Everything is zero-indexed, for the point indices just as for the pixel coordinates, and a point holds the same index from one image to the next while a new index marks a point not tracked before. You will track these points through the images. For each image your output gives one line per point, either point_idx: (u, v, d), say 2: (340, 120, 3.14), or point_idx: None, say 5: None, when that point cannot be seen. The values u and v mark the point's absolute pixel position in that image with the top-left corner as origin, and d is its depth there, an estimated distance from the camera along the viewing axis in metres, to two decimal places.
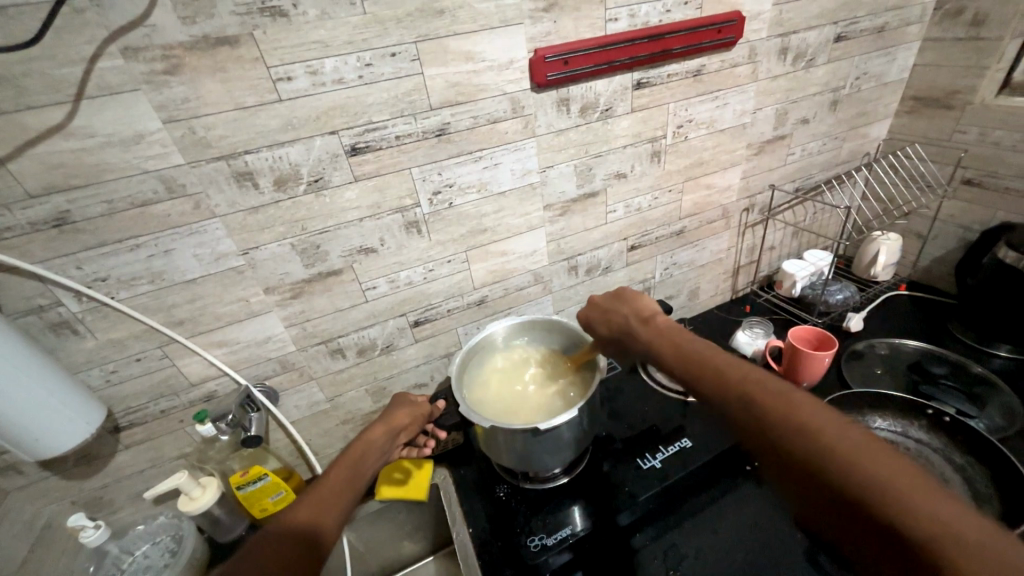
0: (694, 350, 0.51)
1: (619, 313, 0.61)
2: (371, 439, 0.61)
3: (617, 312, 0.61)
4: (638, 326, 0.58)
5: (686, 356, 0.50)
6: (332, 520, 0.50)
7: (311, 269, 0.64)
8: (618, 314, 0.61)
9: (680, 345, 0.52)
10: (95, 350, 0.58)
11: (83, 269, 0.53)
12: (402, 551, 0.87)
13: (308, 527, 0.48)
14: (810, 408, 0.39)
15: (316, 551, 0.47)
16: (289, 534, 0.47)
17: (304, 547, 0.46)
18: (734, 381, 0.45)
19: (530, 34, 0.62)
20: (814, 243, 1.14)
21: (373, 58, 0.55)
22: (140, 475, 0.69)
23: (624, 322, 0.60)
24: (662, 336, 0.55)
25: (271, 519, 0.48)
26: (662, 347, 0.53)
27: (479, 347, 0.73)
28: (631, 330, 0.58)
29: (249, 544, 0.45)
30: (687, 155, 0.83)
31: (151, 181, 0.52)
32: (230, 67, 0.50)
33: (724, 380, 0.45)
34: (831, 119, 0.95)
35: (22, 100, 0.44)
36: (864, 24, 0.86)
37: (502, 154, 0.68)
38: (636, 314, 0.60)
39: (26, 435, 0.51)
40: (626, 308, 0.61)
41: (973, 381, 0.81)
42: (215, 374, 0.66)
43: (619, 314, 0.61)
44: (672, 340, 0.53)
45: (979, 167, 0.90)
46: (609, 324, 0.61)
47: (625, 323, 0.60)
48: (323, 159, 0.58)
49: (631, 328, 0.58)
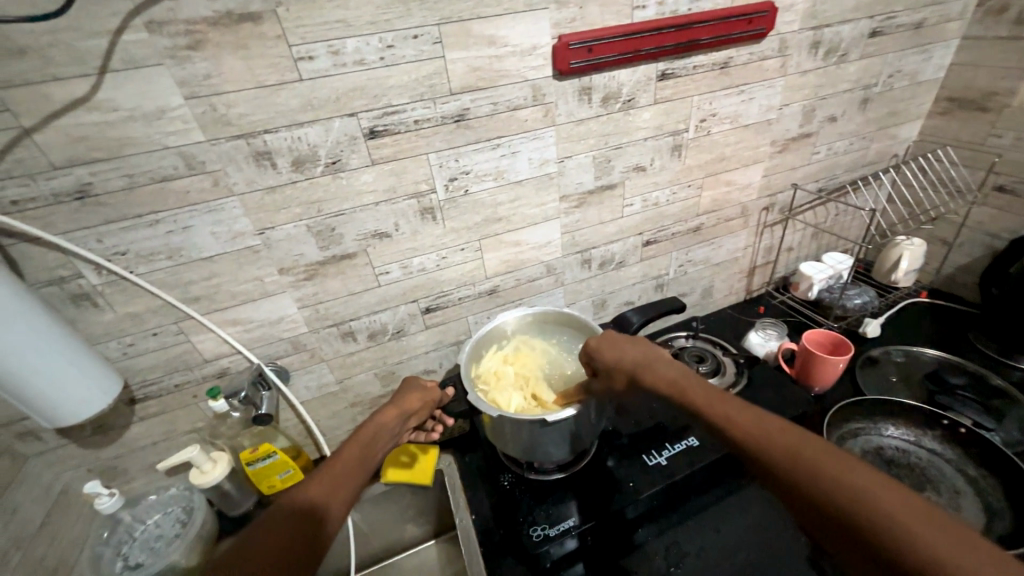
0: (717, 399, 0.50)
1: (629, 352, 0.60)
2: (382, 422, 0.61)
3: (627, 350, 0.60)
4: (652, 367, 0.57)
5: (709, 405, 0.50)
6: (338, 501, 0.51)
7: (325, 251, 0.64)
8: (629, 352, 0.60)
9: (702, 392, 0.52)
10: (113, 323, 0.59)
11: (104, 243, 0.54)
12: (404, 534, 0.88)
13: (315, 508, 0.49)
14: (847, 465, 0.40)
15: (320, 533, 0.47)
16: (295, 512, 0.48)
17: (308, 529, 0.47)
18: (766, 435, 0.44)
19: (555, 19, 0.60)
20: (833, 246, 1.12)
21: (395, 39, 0.54)
22: (154, 447, 0.71)
23: (636, 361, 0.59)
24: (680, 382, 0.54)
25: (283, 495, 0.50)
26: (684, 392, 0.53)
27: (507, 323, 0.75)
28: (644, 370, 0.57)
29: (260, 519, 0.47)
30: (708, 150, 0.82)
31: (172, 157, 0.52)
32: (251, 44, 0.49)
33: (754, 432, 0.45)
34: (860, 118, 0.92)
35: (49, 71, 0.45)
36: (902, 19, 0.83)
37: (521, 142, 0.67)
38: (648, 354, 0.59)
39: (46, 402, 0.52)
40: (638, 347, 0.60)
41: (991, 394, 0.79)
42: (229, 352, 0.67)
43: (628, 352, 0.60)
44: (692, 385, 0.53)
45: (1012, 174, 0.87)
46: (616, 363, 0.60)
47: (637, 362, 0.58)
48: (341, 141, 0.58)
49: (642, 370, 0.57)
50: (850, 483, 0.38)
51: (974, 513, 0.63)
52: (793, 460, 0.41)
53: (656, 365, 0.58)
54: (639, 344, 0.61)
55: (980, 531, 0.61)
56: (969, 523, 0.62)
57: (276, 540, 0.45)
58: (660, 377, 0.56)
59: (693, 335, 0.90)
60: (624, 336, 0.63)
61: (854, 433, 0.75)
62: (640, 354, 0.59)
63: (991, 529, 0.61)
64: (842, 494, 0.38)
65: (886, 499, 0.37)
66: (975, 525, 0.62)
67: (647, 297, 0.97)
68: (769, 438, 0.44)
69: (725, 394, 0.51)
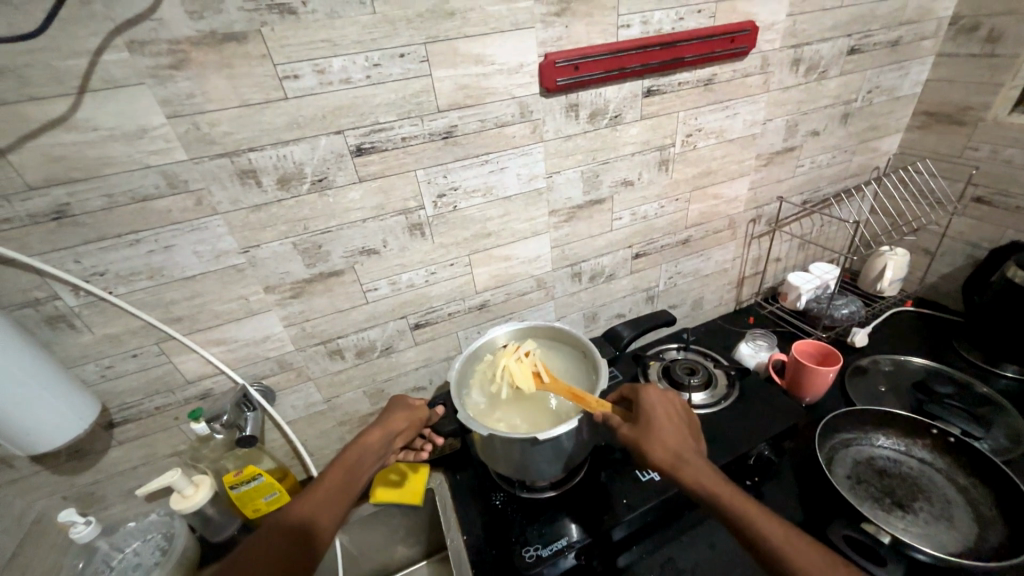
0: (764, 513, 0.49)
1: (670, 427, 0.58)
2: (367, 444, 0.58)
3: (670, 424, 0.58)
4: (691, 454, 0.55)
5: (759, 519, 0.48)
6: (318, 534, 0.48)
7: (312, 268, 0.63)
8: (669, 426, 0.58)
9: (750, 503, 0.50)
10: (92, 344, 0.57)
11: (82, 263, 0.53)
12: (394, 555, 0.86)
13: (296, 538, 0.47)
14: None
15: (302, 565, 0.46)
16: (275, 549, 0.46)
17: (287, 561, 0.45)
18: (823, 572, 0.44)
19: (541, 38, 0.61)
20: (820, 256, 1.13)
21: (381, 58, 0.54)
22: (133, 472, 0.68)
23: (679, 445, 0.56)
24: (724, 483, 0.52)
25: (263, 528, 0.48)
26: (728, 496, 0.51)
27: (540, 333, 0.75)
28: (687, 457, 0.55)
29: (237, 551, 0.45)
30: (695, 164, 0.83)
31: (153, 176, 0.51)
32: (236, 64, 0.49)
33: (812, 567, 0.44)
34: (842, 132, 0.94)
35: (26, 90, 0.44)
36: (878, 37, 0.85)
37: (509, 158, 0.67)
38: (686, 438, 0.57)
39: (17, 429, 0.50)
40: (682, 429, 0.58)
41: (980, 401, 0.80)
42: (212, 372, 0.65)
43: (667, 422, 0.59)
44: (740, 492, 0.51)
45: (990, 185, 0.89)
46: (657, 431, 0.57)
47: (676, 446, 0.56)
48: (328, 159, 0.57)
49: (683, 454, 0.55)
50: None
51: (968, 524, 0.63)
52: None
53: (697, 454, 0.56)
54: (682, 424, 0.59)
55: (974, 543, 0.61)
56: (962, 534, 0.62)
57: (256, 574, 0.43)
58: (703, 472, 0.53)
59: (685, 347, 0.90)
60: (672, 403, 0.61)
61: (846, 444, 0.75)
62: (683, 437, 0.57)
63: (984, 539, 0.61)
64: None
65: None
66: (969, 534, 0.62)
67: (638, 309, 0.97)
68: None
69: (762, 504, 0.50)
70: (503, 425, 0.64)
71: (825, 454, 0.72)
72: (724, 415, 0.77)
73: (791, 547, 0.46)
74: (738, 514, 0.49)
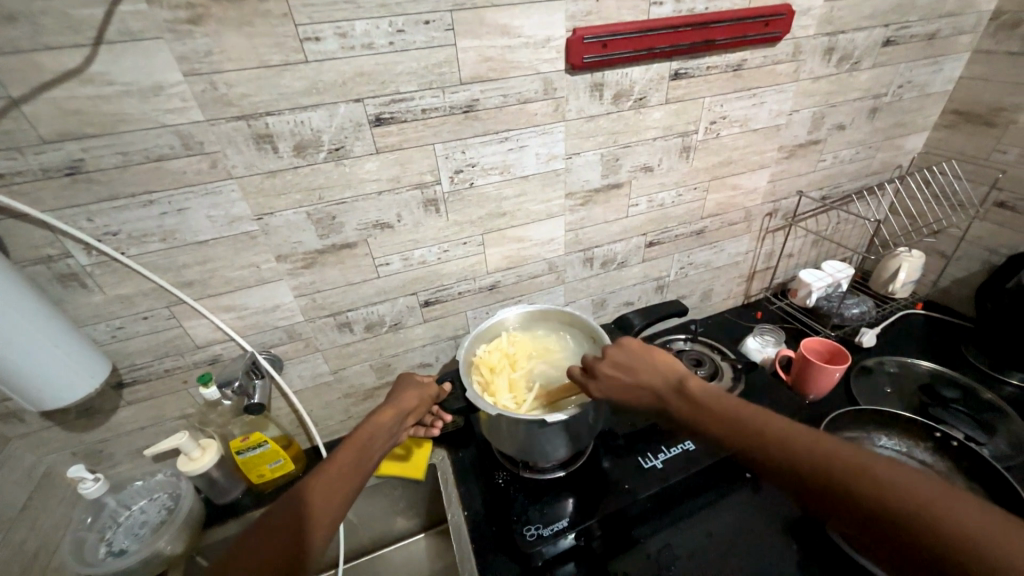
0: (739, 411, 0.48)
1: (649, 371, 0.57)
2: (379, 425, 0.57)
3: (644, 372, 0.57)
4: (664, 390, 0.54)
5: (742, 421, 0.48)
6: (324, 519, 0.46)
7: (325, 240, 0.63)
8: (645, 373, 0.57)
9: (730, 411, 0.49)
10: (103, 305, 0.57)
11: (95, 222, 0.52)
12: (393, 525, 0.88)
13: (301, 519, 0.45)
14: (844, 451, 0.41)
15: (307, 545, 0.44)
16: (279, 535, 0.44)
17: (291, 543, 0.43)
18: (805, 449, 0.43)
19: (570, 12, 0.59)
20: (833, 254, 1.12)
21: (406, 24, 0.52)
22: (141, 432, 0.69)
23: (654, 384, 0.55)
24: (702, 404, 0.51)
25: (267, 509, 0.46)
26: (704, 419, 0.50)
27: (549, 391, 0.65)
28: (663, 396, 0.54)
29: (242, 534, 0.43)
30: (716, 153, 0.81)
31: (169, 136, 0.50)
32: (256, 22, 0.47)
33: (795, 450, 0.43)
34: (868, 127, 0.92)
35: (40, 39, 0.42)
36: (916, 30, 0.82)
37: (529, 136, 0.66)
38: (658, 374, 0.56)
39: (31, 384, 0.51)
40: (649, 376, 0.56)
41: (983, 408, 0.80)
42: (222, 338, 0.65)
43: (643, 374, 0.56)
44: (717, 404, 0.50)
45: (1015, 190, 0.88)
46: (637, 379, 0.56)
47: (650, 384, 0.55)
48: (346, 127, 0.56)
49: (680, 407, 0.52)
50: (933, 510, 0.37)
51: None
52: (832, 475, 0.40)
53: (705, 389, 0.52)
54: (653, 363, 0.57)
55: None
56: None
57: (259, 560, 0.41)
58: (710, 411, 0.50)
59: (692, 338, 0.90)
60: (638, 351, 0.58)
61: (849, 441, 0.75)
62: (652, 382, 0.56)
63: None
64: (879, 500, 0.38)
65: (912, 495, 0.38)
66: None
67: (647, 298, 0.97)
68: (852, 471, 0.40)
69: (742, 402, 0.50)
70: (487, 347, 0.71)
71: None
72: None
73: (818, 452, 0.42)
74: (720, 422, 0.49)
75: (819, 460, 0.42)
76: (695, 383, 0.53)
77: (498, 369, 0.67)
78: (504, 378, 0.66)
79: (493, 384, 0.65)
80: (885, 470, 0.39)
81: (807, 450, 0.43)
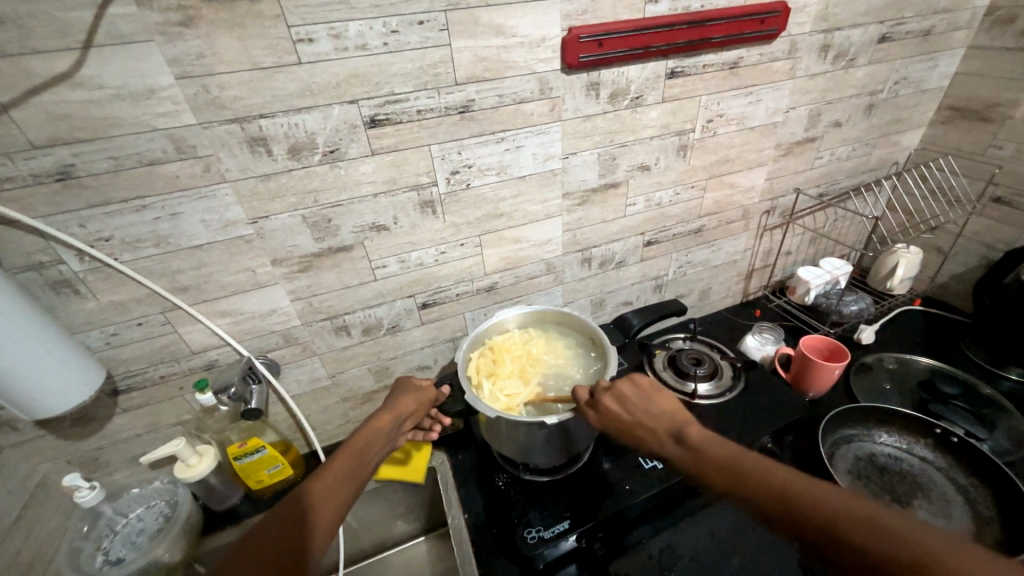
0: (738, 460, 0.46)
1: (649, 413, 0.54)
2: (377, 430, 0.56)
3: (642, 413, 0.54)
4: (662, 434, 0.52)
5: (743, 471, 0.45)
6: (321, 527, 0.45)
7: (321, 243, 0.62)
8: (644, 414, 0.54)
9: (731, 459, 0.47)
10: (96, 311, 0.57)
11: (87, 227, 0.51)
12: (393, 529, 0.87)
13: (299, 528, 0.45)
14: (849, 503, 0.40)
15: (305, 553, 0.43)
16: (275, 544, 0.43)
17: (288, 552, 0.43)
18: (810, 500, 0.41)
19: (566, 11, 0.58)
20: (831, 251, 1.12)
21: (400, 25, 0.52)
22: (137, 440, 0.68)
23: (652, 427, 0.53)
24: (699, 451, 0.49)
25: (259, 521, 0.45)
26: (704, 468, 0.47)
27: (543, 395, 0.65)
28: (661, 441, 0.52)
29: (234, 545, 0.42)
30: (713, 151, 0.81)
31: (161, 139, 0.49)
32: (249, 23, 0.47)
33: (801, 503, 0.41)
34: (865, 124, 0.92)
35: (28, 43, 0.42)
36: (911, 26, 0.82)
37: (525, 136, 0.65)
38: (655, 416, 0.54)
39: (24, 393, 0.50)
40: (648, 420, 0.53)
41: (982, 402, 0.80)
42: (217, 344, 0.65)
43: (641, 416, 0.54)
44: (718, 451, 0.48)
45: (1011, 185, 0.88)
46: (635, 421, 0.54)
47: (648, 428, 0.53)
48: (340, 129, 0.55)
49: (679, 454, 0.50)
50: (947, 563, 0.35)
51: (964, 519, 0.64)
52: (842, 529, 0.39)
53: (705, 436, 0.50)
54: (652, 405, 0.55)
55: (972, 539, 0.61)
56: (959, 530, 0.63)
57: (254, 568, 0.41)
58: (710, 457, 0.48)
59: (691, 338, 0.90)
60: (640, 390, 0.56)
61: (849, 439, 0.75)
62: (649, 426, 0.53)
63: (979, 537, 0.62)
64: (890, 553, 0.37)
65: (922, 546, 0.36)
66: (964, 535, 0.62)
67: (646, 297, 0.97)
68: (860, 523, 0.39)
69: (738, 448, 0.48)
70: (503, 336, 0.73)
71: (826, 450, 0.72)
72: (728, 406, 0.77)
73: (824, 504, 0.40)
74: (721, 472, 0.46)
75: (826, 514, 0.40)
76: (694, 430, 0.51)
77: (506, 355, 0.69)
78: (510, 367, 0.67)
79: (498, 365, 0.67)
80: (891, 521, 0.38)
81: (813, 502, 0.41)
